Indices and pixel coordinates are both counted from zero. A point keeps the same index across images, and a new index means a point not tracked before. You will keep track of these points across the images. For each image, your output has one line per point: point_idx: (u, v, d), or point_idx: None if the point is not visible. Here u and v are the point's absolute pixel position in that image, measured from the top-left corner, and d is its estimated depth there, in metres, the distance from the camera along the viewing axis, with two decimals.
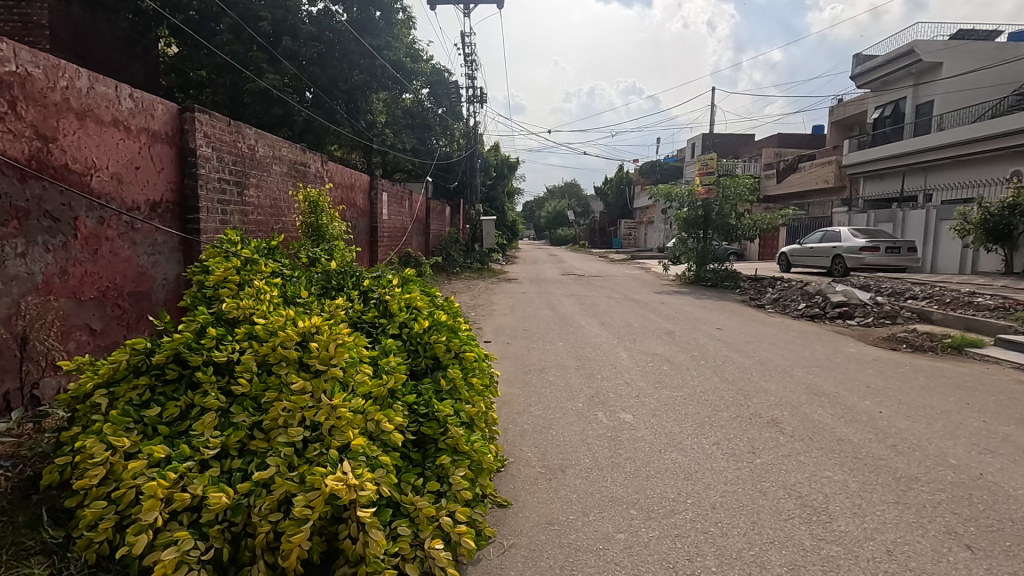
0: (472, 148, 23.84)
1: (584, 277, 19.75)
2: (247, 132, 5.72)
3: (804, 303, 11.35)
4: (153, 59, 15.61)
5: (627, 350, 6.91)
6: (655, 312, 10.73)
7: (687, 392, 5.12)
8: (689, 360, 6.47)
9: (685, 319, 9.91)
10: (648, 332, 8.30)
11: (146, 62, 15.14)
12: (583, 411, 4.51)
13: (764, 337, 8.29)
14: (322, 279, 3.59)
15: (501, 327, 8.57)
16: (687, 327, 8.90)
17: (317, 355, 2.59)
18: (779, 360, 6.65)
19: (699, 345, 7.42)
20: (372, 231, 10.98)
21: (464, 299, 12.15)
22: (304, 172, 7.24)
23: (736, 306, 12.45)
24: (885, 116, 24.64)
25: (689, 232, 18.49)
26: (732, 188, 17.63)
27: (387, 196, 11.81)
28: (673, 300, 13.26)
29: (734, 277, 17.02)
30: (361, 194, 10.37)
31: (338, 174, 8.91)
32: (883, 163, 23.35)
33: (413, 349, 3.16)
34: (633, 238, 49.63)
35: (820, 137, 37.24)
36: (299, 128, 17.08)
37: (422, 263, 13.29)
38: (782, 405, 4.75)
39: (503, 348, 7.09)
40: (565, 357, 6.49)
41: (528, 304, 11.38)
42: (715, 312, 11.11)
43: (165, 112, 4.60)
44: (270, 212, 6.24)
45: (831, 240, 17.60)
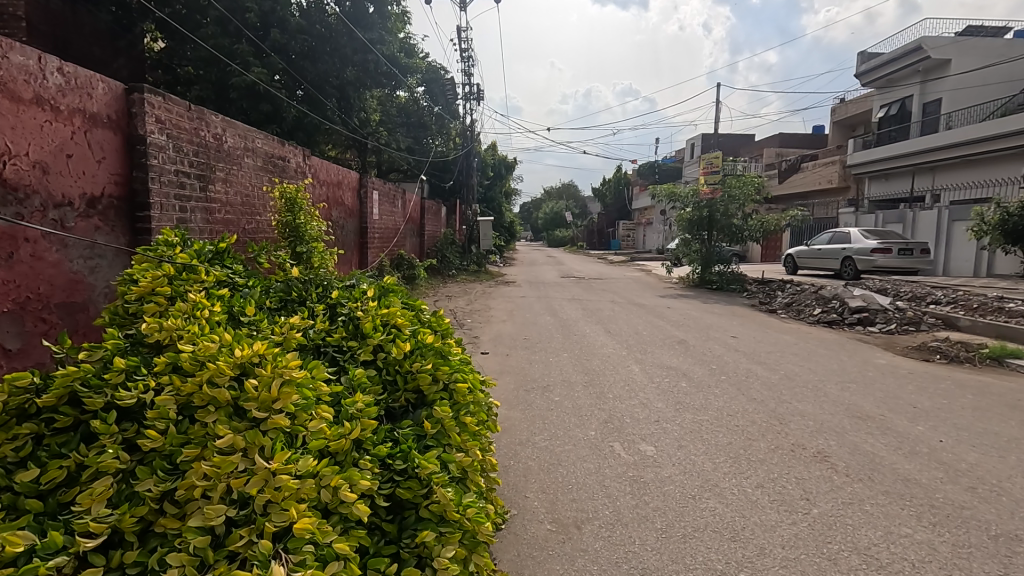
0: (468, 147, 23.17)
1: (585, 280, 19.13)
2: (212, 119, 5.05)
3: (820, 308, 10.72)
4: (138, 55, 14.80)
5: (638, 364, 6.25)
6: (663, 318, 10.07)
7: (714, 416, 4.48)
8: (708, 375, 5.82)
9: (696, 326, 9.26)
10: (658, 342, 7.63)
11: (129, 56, 14.44)
12: (597, 442, 3.86)
13: (785, 346, 7.63)
14: (280, 287, 2.91)
15: (499, 336, 7.89)
16: (700, 336, 8.23)
17: (256, 396, 1.93)
18: (807, 374, 5.99)
19: (716, 357, 6.77)
20: (361, 232, 10.33)
21: (460, 304, 11.48)
22: (282, 166, 6.55)
23: (747, 311, 11.83)
24: (891, 115, 24.07)
25: (693, 233, 17.87)
26: (739, 188, 16.99)
27: (378, 195, 11.16)
28: (679, 305, 12.61)
29: (740, 280, 16.38)
30: (349, 191, 9.71)
31: (323, 169, 8.26)
32: (890, 163, 22.74)
33: (392, 380, 2.51)
34: (631, 239, 49.04)
35: (821, 137, 36.71)
36: (288, 125, 16.43)
37: (416, 266, 12.66)
38: (826, 433, 4.10)
39: (501, 360, 6.43)
40: (571, 372, 5.84)
41: (527, 309, 10.73)
42: (726, 318, 10.46)
43: (107, 92, 3.93)
44: (241, 210, 5.59)
45: (840, 242, 17.01)
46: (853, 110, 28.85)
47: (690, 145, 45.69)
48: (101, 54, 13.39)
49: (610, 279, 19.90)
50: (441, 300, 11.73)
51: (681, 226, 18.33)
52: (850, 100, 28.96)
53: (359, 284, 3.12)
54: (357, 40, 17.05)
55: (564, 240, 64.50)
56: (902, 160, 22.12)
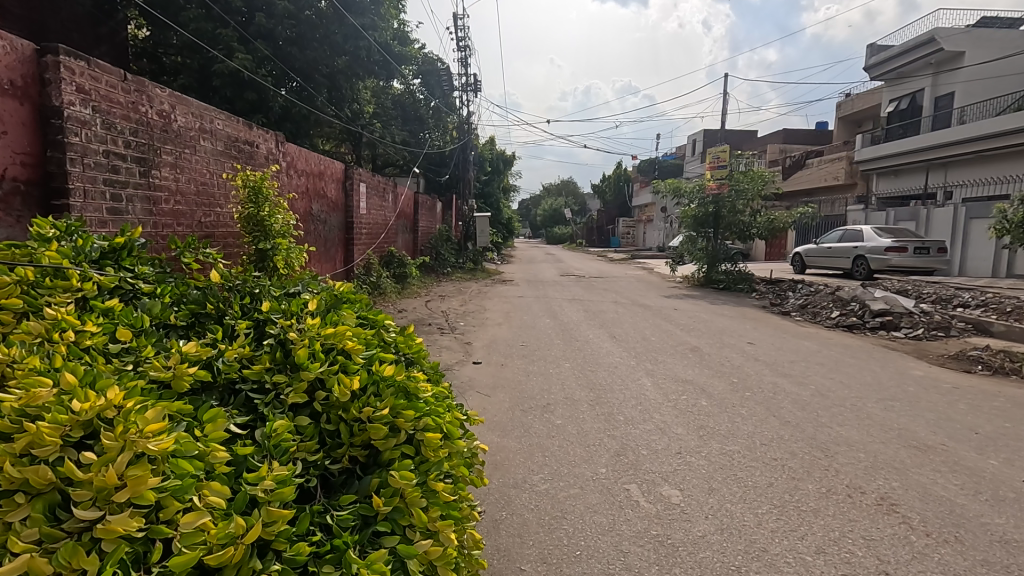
0: (465, 139, 22.39)
1: (585, 279, 18.43)
2: (156, 92, 4.32)
3: (838, 311, 10.02)
4: (120, 42, 13.99)
5: (650, 377, 5.56)
6: (670, 321, 9.36)
7: (745, 445, 3.77)
8: (730, 392, 5.11)
9: (707, 330, 8.56)
10: (669, 349, 6.93)
11: (111, 42, 13.71)
12: (609, 484, 3.16)
13: (809, 355, 6.92)
14: (195, 296, 2.18)
15: (494, 342, 7.18)
16: (714, 342, 7.52)
17: (89, 481, 1.21)
18: (842, 389, 5.29)
19: (735, 368, 6.07)
20: (347, 226, 9.62)
21: (453, 304, 10.75)
22: (247, 151, 5.80)
23: (757, 313, 11.15)
24: (901, 109, 23.35)
25: (698, 231, 17.15)
26: (747, 183, 16.24)
27: (366, 188, 10.41)
28: (686, 306, 11.89)
29: (748, 280, 15.69)
30: (333, 183, 8.99)
31: (300, 156, 7.53)
32: (901, 159, 21.99)
33: (333, 431, 1.80)
34: (631, 237, 48.37)
35: (825, 134, 35.99)
36: (276, 115, 15.69)
37: (407, 264, 11.91)
38: (885, 471, 3.39)
39: (496, 371, 5.72)
40: (574, 387, 5.13)
41: (525, 311, 10.04)
42: (738, 321, 9.75)
43: (9, 51, 3.18)
44: (195, 201, 4.86)
45: (851, 240, 16.33)
46: (859, 105, 28.16)
47: (691, 141, 44.95)
48: (83, 41, 12.55)
49: (611, 277, 19.20)
50: (434, 300, 11.00)
51: (685, 223, 17.64)
52: (857, 95, 28.25)
53: (305, 294, 2.41)
54: (348, 26, 16.27)
55: (563, 237, 63.91)
56: (913, 156, 21.38)
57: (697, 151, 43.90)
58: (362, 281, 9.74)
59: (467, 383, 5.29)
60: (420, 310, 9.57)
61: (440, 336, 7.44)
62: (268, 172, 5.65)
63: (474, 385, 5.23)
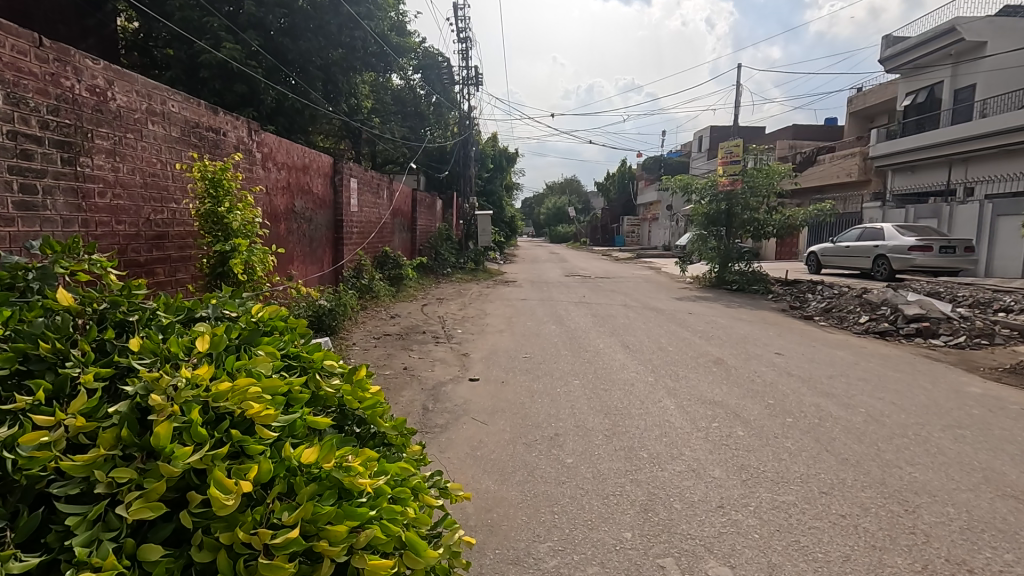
0: (465, 135, 21.63)
1: (591, 279, 17.69)
2: (87, 64, 3.61)
3: (867, 315, 9.26)
4: (109, 35, 13.24)
5: (673, 399, 4.83)
6: (686, 327, 8.60)
7: (803, 496, 3.04)
8: (769, 417, 4.37)
9: (728, 338, 7.80)
10: (690, 362, 6.20)
11: (98, 35, 12.82)
12: (638, 559, 2.44)
13: (847, 368, 6.16)
14: (25, 326, 1.44)
15: (494, 353, 6.44)
16: (738, 353, 6.77)
17: None
18: (897, 413, 4.54)
19: (768, 386, 5.32)
20: (335, 224, 8.90)
21: (452, 308, 10.02)
22: (211, 139, 5.06)
23: (778, 317, 10.41)
24: (918, 103, 22.51)
25: (709, 229, 16.39)
26: (761, 178, 15.46)
27: (357, 183, 9.69)
28: (700, 309, 11.14)
29: (763, 281, 14.91)
30: (319, 177, 8.26)
31: (278, 148, 6.81)
32: (920, 153, 21.06)
33: (207, 565, 1.08)
34: (636, 235, 47.64)
35: (835, 129, 35.14)
36: (268, 109, 14.95)
37: (403, 265, 11.20)
38: (990, 537, 2.66)
39: (496, 390, 5.00)
40: (587, 411, 4.41)
41: (530, 316, 9.33)
42: (760, 327, 8.99)
43: None
44: (142, 195, 4.14)
45: (871, 238, 15.56)
46: (872, 99, 27.36)
47: (697, 138, 44.17)
48: (68, 33, 11.84)
49: (617, 278, 18.46)
50: (431, 303, 10.27)
51: (695, 221, 16.89)
52: (869, 89, 27.44)
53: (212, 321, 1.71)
54: (343, 15, 15.60)
55: (567, 235, 63.09)
56: (933, 150, 20.51)
57: (703, 148, 43.11)
58: (351, 283, 9.00)
59: (462, 404, 4.57)
60: (416, 315, 8.85)
61: (435, 347, 6.71)
62: (233, 162, 4.91)
63: (470, 407, 4.51)
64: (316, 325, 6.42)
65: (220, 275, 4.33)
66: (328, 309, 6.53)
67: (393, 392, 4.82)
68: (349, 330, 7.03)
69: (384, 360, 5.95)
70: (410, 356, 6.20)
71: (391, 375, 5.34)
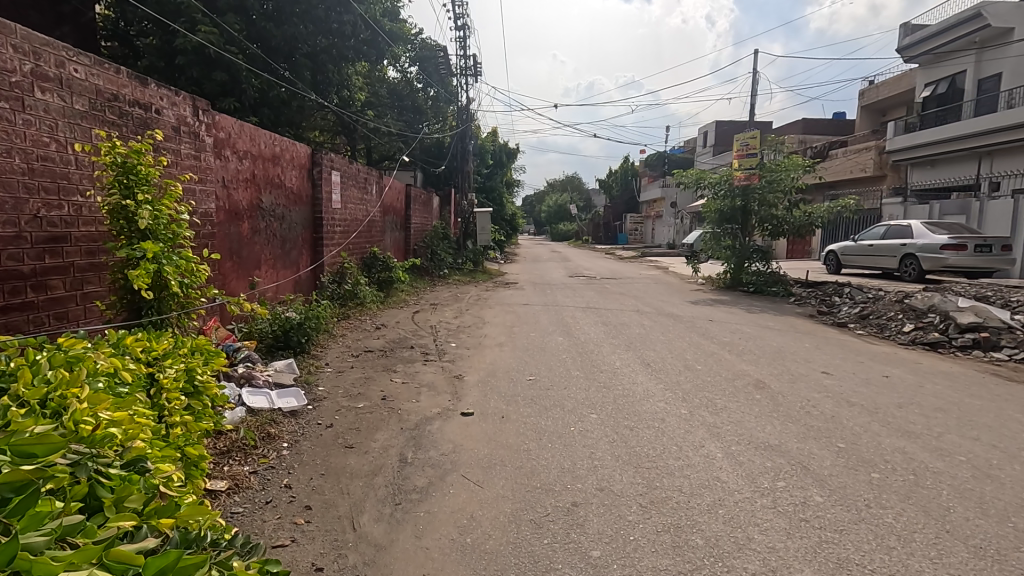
0: (464, 128, 20.54)
1: (597, 280, 16.68)
2: None
3: (912, 323, 8.25)
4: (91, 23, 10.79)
5: (717, 442, 3.83)
6: (711, 339, 7.58)
7: None
8: (849, 473, 3.35)
9: (761, 352, 6.82)
10: (728, 387, 5.18)
11: (75, 23, 10.41)
12: None
13: (914, 393, 5.14)
14: None
15: (492, 375, 5.47)
16: (778, 373, 5.75)
17: None
18: (1009, 464, 3.55)
19: (830, 419, 4.31)
20: (314, 222, 7.89)
21: (446, 316, 9.02)
22: (133, 115, 4.00)
23: (808, 324, 9.43)
24: (938, 94, 21.41)
25: (723, 227, 15.37)
26: (781, 171, 14.31)
27: (340, 176, 8.67)
28: (720, 316, 10.11)
29: (783, 282, 13.91)
30: (294, 169, 7.25)
31: (239, 134, 5.81)
32: (942, 146, 19.98)
33: None
34: (640, 233, 46.62)
35: (847, 123, 34.04)
36: (250, 99, 13.93)
37: (394, 267, 10.21)
38: None
39: (493, 429, 4.01)
40: (612, 464, 3.42)
41: (533, 325, 8.35)
42: (792, 338, 7.97)
43: None
44: (25, 184, 3.15)
45: (897, 236, 14.55)
46: (887, 92, 26.31)
47: (702, 133, 43.03)
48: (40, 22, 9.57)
49: (625, 278, 17.43)
50: (423, 310, 9.26)
51: (708, 218, 15.86)
52: (883, 81, 26.39)
53: None
54: None
55: (569, 234, 62.03)
56: (954, 144, 19.50)
57: (709, 142, 42.01)
58: (329, 289, 8.00)
59: (451, 452, 3.58)
60: (405, 325, 7.85)
61: (422, 367, 5.71)
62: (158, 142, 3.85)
63: (459, 456, 3.51)
64: (282, 341, 5.44)
65: (128, 288, 3.27)
66: (297, 323, 5.57)
67: (363, 434, 3.81)
68: (325, 347, 6.05)
69: (360, 385, 4.93)
70: (392, 380, 5.19)
71: (364, 408, 4.32)
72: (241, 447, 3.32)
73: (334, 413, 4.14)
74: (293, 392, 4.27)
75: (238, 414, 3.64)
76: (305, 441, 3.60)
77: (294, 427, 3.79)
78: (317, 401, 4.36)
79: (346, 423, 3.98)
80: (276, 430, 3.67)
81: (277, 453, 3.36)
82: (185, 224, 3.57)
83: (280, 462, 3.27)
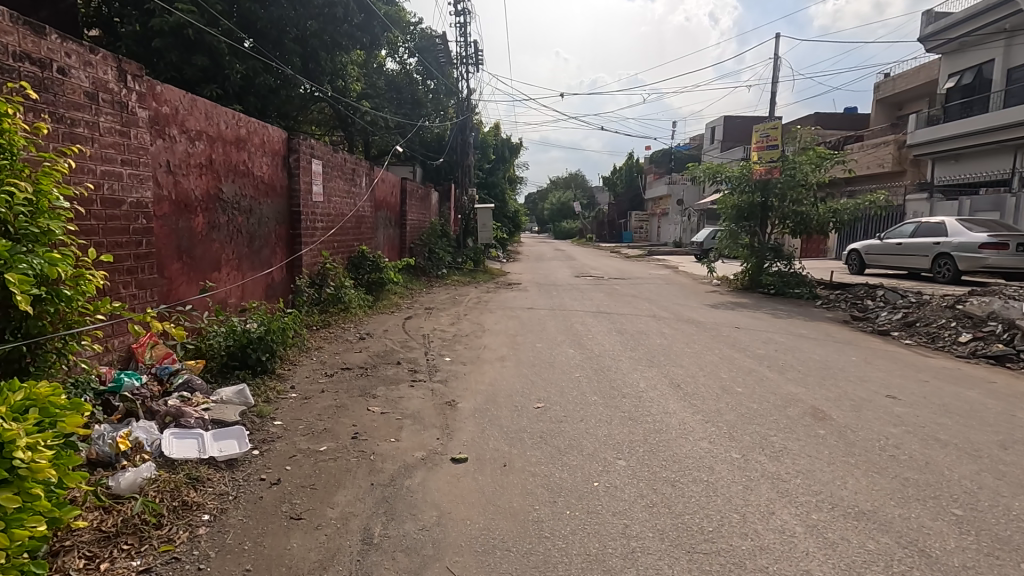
0: (464, 119, 19.54)
1: (605, 280, 15.73)
2: None
3: (969, 333, 7.28)
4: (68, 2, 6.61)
5: (791, 506, 2.89)
6: (743, 351, 6.60)
7: None
8: (989, 564, 2.40)
9: (807, 368, 5.85)
10: (782, 419, 4.21)
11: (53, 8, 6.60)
12: None
13: (1011, 427, 4.18)
14: None
15: (493, 401, 4.51)
16: (837, 398, 4.78)
17: None
18: None
19: (926, 469, 3.34)
20: (289, 216, 6.94)
21: (442, 322, 8.04)
22: (14, 69, 3.03)
23: (845, 332, 8.45)
24: (963, 84, 20.33)
25: (741, 224, 14.38)
26: (805, 164, 13.30)
27: (323, 166, 7.70)
28: (746, 322, 9.13)
29: (807, 283, 12.93)
30: (265, 155, 6.31)
31: (189, 110, 4.86)
32: (968, 140, 18.95)
33: None
34: (644, 231, 45.82)
35: (860, 118, 32.93)
36: (235, 86, 12.97)
37: (386, 267, 9.25)
38: None
39: (492, 487, 3.04)
40: (658, 548, 2.48)
41: (538, 333, 7.43)
42: (835, 350, 6.97)
43: None
44: None
45: (929, 234, 13.54)
46: (905, 84, 25.22)
47: (709, 128, 41.99)
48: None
49: (635, 279, 16.44)
50: (416, 316, 8.30)
51: (724, 215, 14.85)
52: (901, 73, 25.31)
53: None
54: None
55: (573, 232, 61.16)
56: (982, 137, 18.45)
57: (717, 137, 40.89)
58: (307, 292, 7.05)
59: (432, 526, 2.62)
60: (394, 334, 6.88)
61: (408, 390, 4.73)
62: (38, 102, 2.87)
63: (445, 534, 2.56)
64: (238, 359, 4.50)
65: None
66: (257, 337, 4.63)
67: (319, 496, 2.86)
68: (294, 364, 5.11)
69: (329, 417, 3.98)
70: (369, 409, 4.21)
71: (327, 454, 3.35)
72: (136, 528, 2.36)
73: (284, 463, 3.18)
74: (236, 432, 3.32)
75: (146, 473, 2.69)
76: (237, 509, 2.63)
77: (225, 487, 2.81)
78: (266, 444, 3.39)
79: (297, 478, 3.01)
80: (197, 495, 2.68)
81: (188, 534, 2.40)
82: (58, 204, 2.53)
83: (190, 549, 2.31)
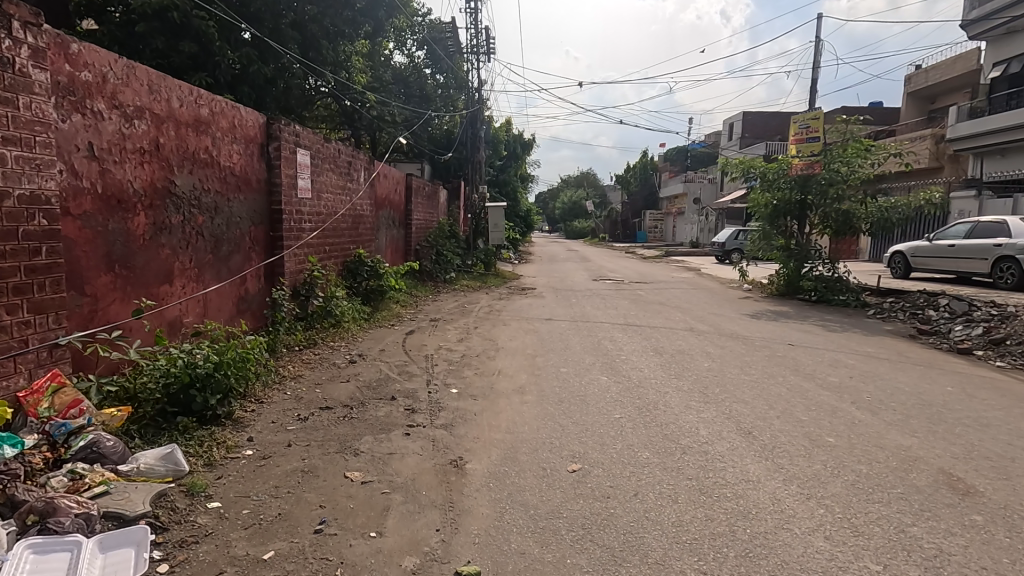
0: (474, 112, 18.42)
1: (626, 284, 14.58)
2: None
3: None
4: None
5: None
6: (812, 379, 5.44)
7: None
8: None
9: (902, 405, 4.69)
10: (912, 493, 3.05)
11: None
12: None
13: None
14: None
15: (512, 460, 3.38)
16: (967, 454, 3.62)
17: None
18: None
19: None
20: (268, 214, 5.87)
21: (448, 338, 6.94)
22: None
23: (918, 350, 7.25)
24: (1010, 73, 18.80)
25: (776, 224, 13.16)
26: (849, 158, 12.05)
27: (310, 157, 6.62)
28: (798, 336, 7.95)
29: (852, 289, 11.70)
30: (236, 142, 5.24)
31: (125, 79, 3.81)
32: (1017, 132, 17.54)
33: None
34: (659, 231, 44.50)
35: (889, 113, 31.38)
36: (226, 75, 11.92)
37: (385, 272, 8.16)
38: None
39: None
40: None
41: (560, 352, 6.30)
42: (921, 376, 5.77)
43: None
44: None
45: (987, 235, 12.24)
46: (941, 75, 23.72)
47: (728, 125, 40.59)
48: None
49: (658, 282, 15.26)
50: (418, 330, 7.20)
51: (757, 214, 13.62)
52: (936, 63, 23.83)
53: None
54: None
55: (585, 232, 59.85)
56: None
57: (736, 133, 39.47)
58: (288, 305, 5.97)
59: None
60: (391, 356, 5.79)
61: (401, 442, 3.62)
62: None
63: None
64: (179, 404, 3.45)
65: None
66: (205, 373, 3.54)
67: None
68: (260, 404, 4.06)
69: (289, 492, 2.88)
70: (346, 476, 3.11)
71: (272, 569, 2.25)
72: None
73: None
74: (136, 535, 2.24)
75: None
76: None
77: None
78: (182, 551, 2.29)
79: None
80: None
81: None
82: None
83: None
